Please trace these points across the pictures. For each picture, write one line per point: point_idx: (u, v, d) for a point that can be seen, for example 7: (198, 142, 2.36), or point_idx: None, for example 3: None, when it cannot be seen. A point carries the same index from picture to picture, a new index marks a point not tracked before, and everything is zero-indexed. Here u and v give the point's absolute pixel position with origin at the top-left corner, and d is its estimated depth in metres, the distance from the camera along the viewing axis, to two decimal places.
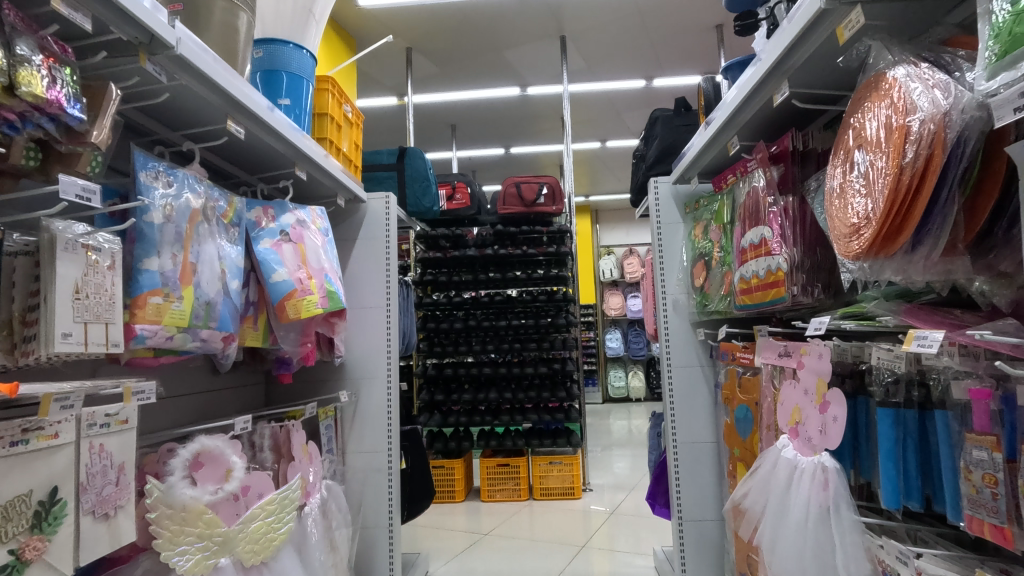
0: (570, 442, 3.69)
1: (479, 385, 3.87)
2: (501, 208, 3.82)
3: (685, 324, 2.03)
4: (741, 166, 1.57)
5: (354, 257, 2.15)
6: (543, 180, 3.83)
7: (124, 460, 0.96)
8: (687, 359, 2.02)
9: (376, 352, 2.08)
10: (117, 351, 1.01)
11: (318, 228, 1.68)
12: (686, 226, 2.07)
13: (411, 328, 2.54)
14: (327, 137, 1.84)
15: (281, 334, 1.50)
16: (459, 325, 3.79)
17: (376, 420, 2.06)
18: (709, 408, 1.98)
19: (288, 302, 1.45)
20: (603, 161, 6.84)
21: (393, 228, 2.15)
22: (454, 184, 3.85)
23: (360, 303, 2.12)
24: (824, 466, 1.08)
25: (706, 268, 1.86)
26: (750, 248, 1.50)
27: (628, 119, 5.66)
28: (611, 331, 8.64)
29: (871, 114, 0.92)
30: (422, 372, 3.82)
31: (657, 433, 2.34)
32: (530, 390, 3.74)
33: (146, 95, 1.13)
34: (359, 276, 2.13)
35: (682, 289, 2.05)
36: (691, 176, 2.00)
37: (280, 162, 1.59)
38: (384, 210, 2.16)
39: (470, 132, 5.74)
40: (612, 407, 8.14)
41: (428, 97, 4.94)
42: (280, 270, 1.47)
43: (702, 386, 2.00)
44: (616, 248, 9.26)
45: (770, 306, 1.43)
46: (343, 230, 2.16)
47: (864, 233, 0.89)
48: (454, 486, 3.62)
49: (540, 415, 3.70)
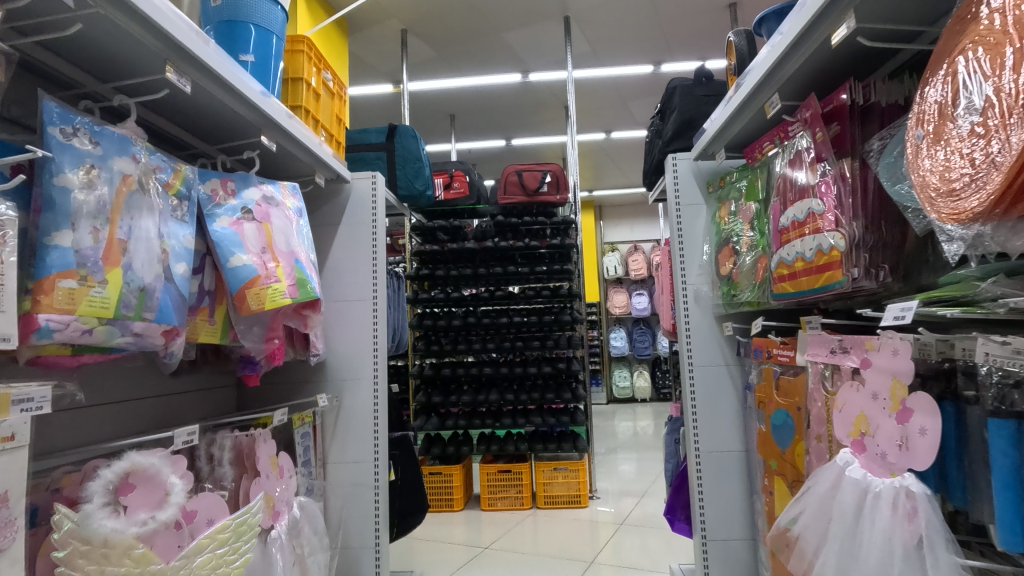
0: (575, 447, 3.45)
1: (479, 386, 3.64)
2: (502, 198, 3.60)
3: (708, 318, 1.81)
4: (781, 131, 1.34)
5: (337, 245, 1.92)
6: (546, 167, 3.60)
7: (8, 488, 0.73)
8: (710, 357, 1.79)
9: (362, 351, 1.86)
10: (8, 347, 0.78)
11: (289, 207, 1.46)
12: (708, 209, 1.84)
13: (403, 325, 2.32)
14: (303, 105, 1.61)
15: (241, 329, 1.28)
16: (457, 323, 3.55)
17: (362, 426, 1.84)
18: (736, 413, 1.76)
19: (248, 290, 1.23)
20: (608, 153, 6.61)
21: (380, 212, 1.93)
22: (452, 172, 3.63)
23: (344, 295, 1.90)
24: (909, 490, 0.86)
25: (734, 254, 1.63)
26: (792, 226, 1.28)
27: (635, 108, 5.42)
28: (615, 330, 8.41)
29: (997, 31, 0.70)
30: (418, 373, 3.59)
31: (674, 440, 2.11)
32: (533, 391, 3.52)
33: (60, 25, 0.91)
34: (343, 265, 1.91)
35: (704, 279, 1.82)
36: (715, 151, 1.77)
37: (243, 128, 1.37)
38: (371, 192, 1.94)
39: (470, 122, 5.51)
40: (616, 408, 7.91)
41: (426, 84, 4.72)
42: (240, 254, 1.25)
43: (728, 388, 1.77)
44: (620, 244, 9.02)
45: (819, 294, 1.20)
46: (325, 214, 1.94)
47: (987, 182, 0.67)
48: (452, 494, 3.40)
49: (543, 418, 3.47)
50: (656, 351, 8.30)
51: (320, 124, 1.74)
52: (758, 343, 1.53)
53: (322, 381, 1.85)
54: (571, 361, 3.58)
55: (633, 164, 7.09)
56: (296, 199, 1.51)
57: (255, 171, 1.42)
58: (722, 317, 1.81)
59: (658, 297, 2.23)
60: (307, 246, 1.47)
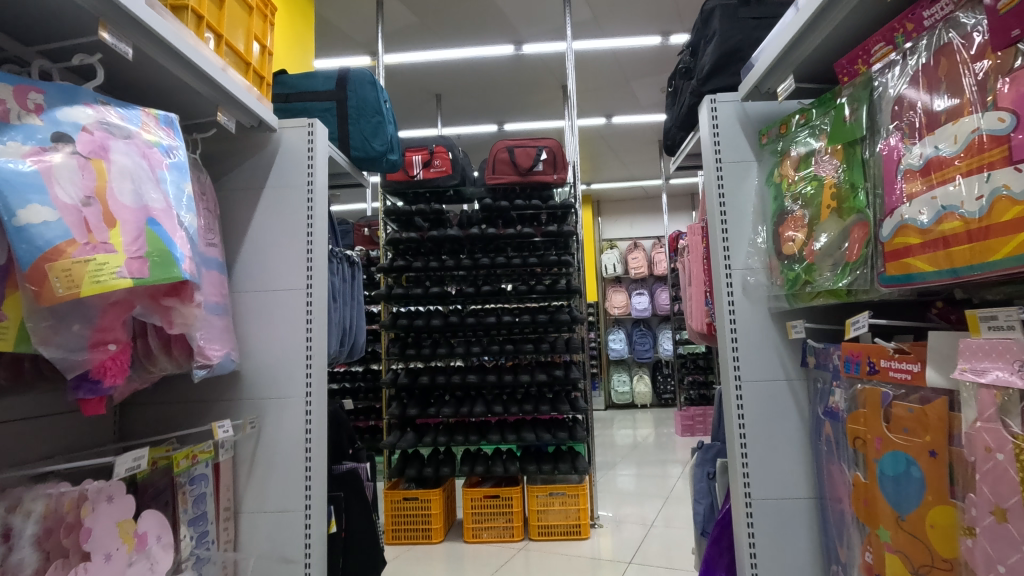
0: (574, 468, 2.94)
1: (463, 396, 3.13)
2: (489, 178, 3.12)
3: (761, 316, 1.33)
4: (910, 18, 0.89)
5: (260, 215, 1.43)
6: (542, 143, 3.12)
7: None
8: (764, 368, 1.32)
9: (291, 358, 1.38)
10: None
11: (151, 144, 0.96)
12: (761, 168, 1.37)
13: (358, 323, 1.83)
14: (190, 6, 1.12)
15: (50, 327, 0.77)
16: (438, 323, 3.05)
17: (288, 462, 1.35)
18: (800, 447, 1.29)
19: (50, 264, 0.74)
20: (608, 140, 6.14)
21: (318, 172, 1.44)
22: (433, 148, 3.13)
23: (270, 283, 1.41)
24: None
25: (808, 223, 1.16)
26: (938, 162, 0.80)
27: (638, 88, 4.96)
28: (614, 332, 7.91)
29: None
30: (392, 380, 3.06)
31: (707, 474, 1.63)
32: (525, 402, 3.02)
33: None
34: (266, 244, 1.42)
35: (755, 262, 1.35)
36: (773, 88, 1.30)
37: (69, 14, 0.87)
38: (306, 146, 1.45)
39: (457, 102, 5.02)
40: (615, 415, 7.42)
41: (408, 57, 4.23)
42: (38, 204, 0.75)
43: (789, 411, 1.29)
44: (619, 241, 8.57)
45: (989, 271, 0.73)
46: (245, 175, 1.44)
47: None
48: (431, 523, 2.90)
49: (538, 434, 2.96)
50: (657, 354, 7.83)
51: (226, 40, 1.25)
52: (849, 350, 1.05)
53: (237, 399, 1.37)
54: (570, 366, 3.08)
55: (634, 155, 6.63)
56: (167, 136, 1.02)
57: (93, 84, 0.92)
58: (782, 313, 1.33)
59: (685, 293, 1.76)
60: (175, 204, 0.97)
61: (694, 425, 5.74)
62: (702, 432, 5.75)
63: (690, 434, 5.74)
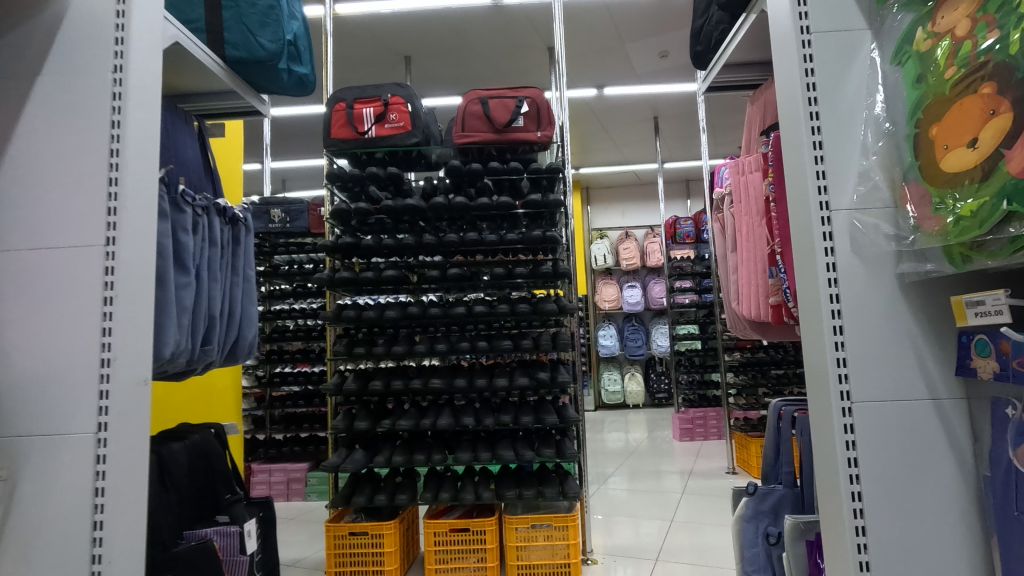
0: (562, 493, 2.36)
1: (427, 404, 2.54)
2: (458, 136, 2.54)
3: (885, 290, 0.78)
4: None
5: (32, 122, 0.85)
6: (522, 94, 2.55)
7: None
8: (894, 379, 0.77)
9: (76, 363, 0.80)
10: None
11: None
12: (883, 40, 0.81)
13: (246, 311, 1.25)
14: None
15: None
16: (394, 314, 2.46)
17: (64, 548, 0.77)
18: (958, 516, 0.74)
19: None
20: (598, 116, 5.57)
21: (133, 53, 0.86)
22: (388, 98, 2.54)
23: (45, 235, 0.82)
24: None
25: (1016, 99, 0.60)
26: None
27: (634, 51, 4.41)
28: (603, 328, 7.35)
29: None
30: (337, 386, 2.46)
31: (764, 535, 1.09)
32: (503, 411, 2.44)
33: None
34: (42, 171, 0.84)
35: (874, 198, 0.79)
36: None
37: None
38: (113, 9, 0.86)
39: (430, 66, 4.42)
40: (606, 417, 6.88)
41: (369, 7, 3.63)
42: None
43: (936, 451, 0.75)
44: (609, 231, 8.03)
45: None
46: (6, 56, 0.86)
47: None
48: (384, 565, 2.31)
49: (518, 451, 2.38)
50: (650, 351, 7.32)
51: None
52: None
53: None
54: (557, 367, 2.51)
55: (627, 134, 6.09)
56: None
57: None
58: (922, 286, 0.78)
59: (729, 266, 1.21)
60: None
61: (694, 429, 5.22)
62: (703, 436, 5.23)
63: (689, 439, 5.22)
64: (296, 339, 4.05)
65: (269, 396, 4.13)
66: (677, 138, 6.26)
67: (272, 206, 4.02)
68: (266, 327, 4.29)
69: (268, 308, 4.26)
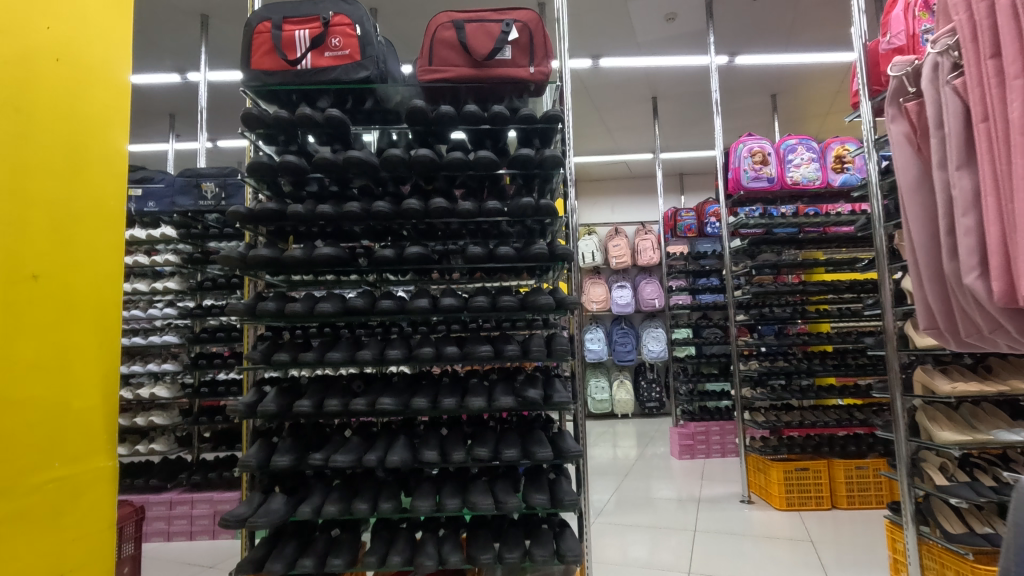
0: (557, 555, 1.73)
1: (378, 431, 1.89)
2: (425, 71, 1.90)
3: None
4: None
5: None
6: (510, 15, 1.91)
7: None
8: None
9: None
10: None
11: None
12: None
13: None
14: None
15: None
16: (331, 308, 1.80)
17: None
18: None
19: None
20: (591, 93, 4.96)
21: None
22: (330, 16, 1.88)
23: None
24: None
25: None
26: None
27: (637, 13, 3.82)
28: (591, 330, 6.73)
29: None
30: (247, 406, 1.79)
31: None
32: (479, 442, 1.80)
33: None
34: None
35: None
36: None
37: None
38: None
39: (398, 20, 3.76)
40: (593, 428, 6.28)
41: None
42: None
43: None
44: (598, 227, 7.44)
45: None
46: None
47: None
48: None
49: (498, 498, 1.74)
50: (640, 356, 6.74)
51: None
52: None
53: None
54: (552, 382, 1.88)
55: (622, 117, 5.50)
56: None
57: None
58: None
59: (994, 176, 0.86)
60: None
61: (694, 445, 4.65)
62: (704, 453, 4.68)
63: (689, 457, 4.64)
64: (232, 339, 3.33)
65: (197, 409, 3.43)
66: (676, 123, 5.69)
67: (203, 178, 3.32)
68: (196, 325, 3.56)
69: (200, 302, 3.55)
